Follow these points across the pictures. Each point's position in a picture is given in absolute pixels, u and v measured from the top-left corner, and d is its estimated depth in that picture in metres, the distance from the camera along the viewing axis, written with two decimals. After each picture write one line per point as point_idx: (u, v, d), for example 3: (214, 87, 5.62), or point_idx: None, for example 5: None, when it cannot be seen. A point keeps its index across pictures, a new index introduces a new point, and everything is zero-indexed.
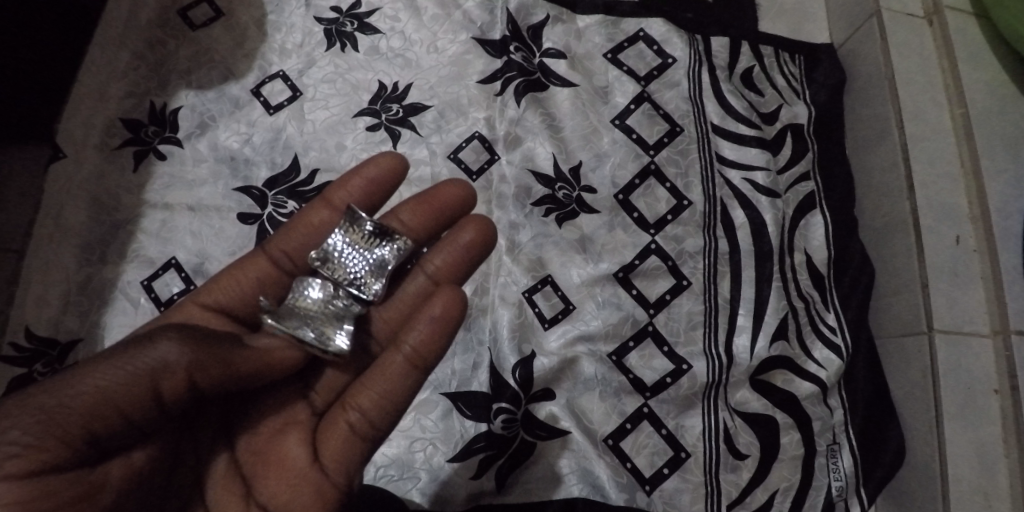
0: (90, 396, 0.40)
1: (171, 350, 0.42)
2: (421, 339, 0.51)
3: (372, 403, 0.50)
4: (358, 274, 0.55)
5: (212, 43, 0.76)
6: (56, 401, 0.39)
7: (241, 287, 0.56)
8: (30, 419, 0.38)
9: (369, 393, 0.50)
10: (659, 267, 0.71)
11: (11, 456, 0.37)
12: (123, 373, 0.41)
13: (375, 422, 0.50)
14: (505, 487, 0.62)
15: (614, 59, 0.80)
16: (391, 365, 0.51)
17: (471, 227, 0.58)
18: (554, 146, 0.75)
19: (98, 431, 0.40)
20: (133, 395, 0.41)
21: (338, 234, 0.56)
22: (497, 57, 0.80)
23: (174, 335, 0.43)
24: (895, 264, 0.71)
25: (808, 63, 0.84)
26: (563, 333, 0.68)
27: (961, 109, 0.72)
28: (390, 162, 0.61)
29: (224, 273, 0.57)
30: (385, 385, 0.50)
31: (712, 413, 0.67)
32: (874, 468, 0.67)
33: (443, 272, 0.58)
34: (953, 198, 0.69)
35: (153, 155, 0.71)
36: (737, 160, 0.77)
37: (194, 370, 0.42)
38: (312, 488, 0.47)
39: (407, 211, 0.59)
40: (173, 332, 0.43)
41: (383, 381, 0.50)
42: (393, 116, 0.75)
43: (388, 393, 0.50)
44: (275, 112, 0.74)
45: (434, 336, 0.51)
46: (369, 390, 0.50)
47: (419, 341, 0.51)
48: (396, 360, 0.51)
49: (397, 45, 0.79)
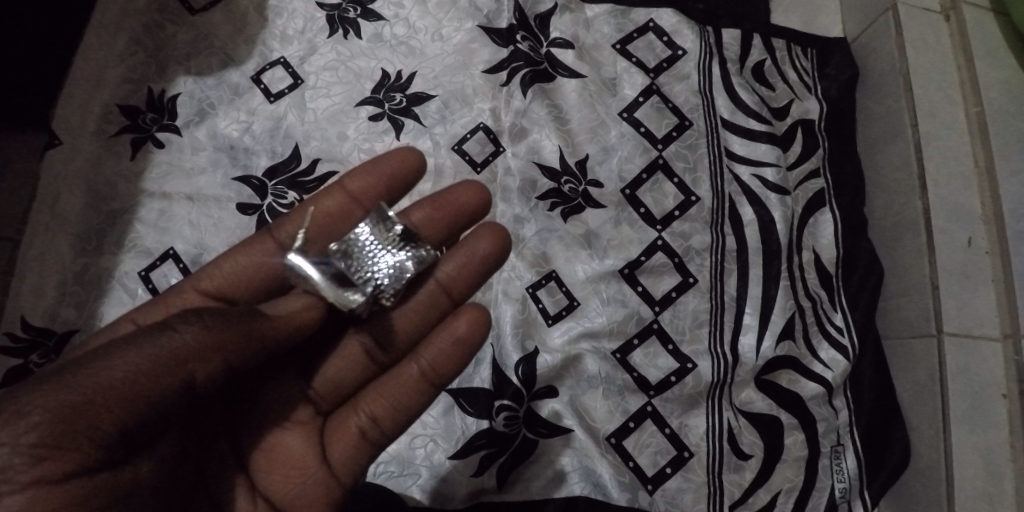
0: (115, 388, 0.37)
1: (196, 335, 0.41)
2: (438, 358, 0.52)
3: (384, 408, 0.51)
4: (378, 278, 0.49)
5: (212, 29, 0.74)
6: (77, 397, 0.37)
7: (242, 274, 0.55)
8: (51, 417, 0.36)
9: (380, 401, 0.51)
10: (665, 264, 0.70)
11: (35, 459, 0.35)
12: (146, 360, 0.39)
13: (386, 431, 0.51)
14: (507, 485, 0.61)
15: (623, 50, 0.78)
16: (405, 378, 0.52)
17: (487, 236, 0.57)
18: (560, 138, 0.74)
19: (125, 427, 0.38)
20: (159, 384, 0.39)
21: (367, 229, 0.50)
22: (504, 46, 0.78)
23: (196, 320, 0.41)
24: (905, 265, 0.70)
25: (820, 57, 0.82)
26: (567, 329, 0.68)
27: (976, 107, 0.71)
28: (405, 157, 0.59)
29: (225, 258, 0.55)
30: (398, 396, 0.52)
31: (716, 412, 0.66)
32: (878, 470, 0.66)
33: (455, 283, 0.56)
34: (966, 198, 0.68)
35: (151, 143, 0.69)
36: (746, 155, 0.75)
37: (222, 352, 0.41)
38: (318, 486, 0.49)
39: (419, 212, 0.58)
40: (195, 318, 0.41)
41: (396, 394, 0.52)
42: (396, 106, 0.74)
43: (402, 406, 0.52)
44: (276, 101, 0.73)
45: (456, 354, 0.53)
46: (381, 398, 0.51)
47: (435, 360, 0.52)
48: (411, 373, 0.52)
49: (401, 32, 0.77)
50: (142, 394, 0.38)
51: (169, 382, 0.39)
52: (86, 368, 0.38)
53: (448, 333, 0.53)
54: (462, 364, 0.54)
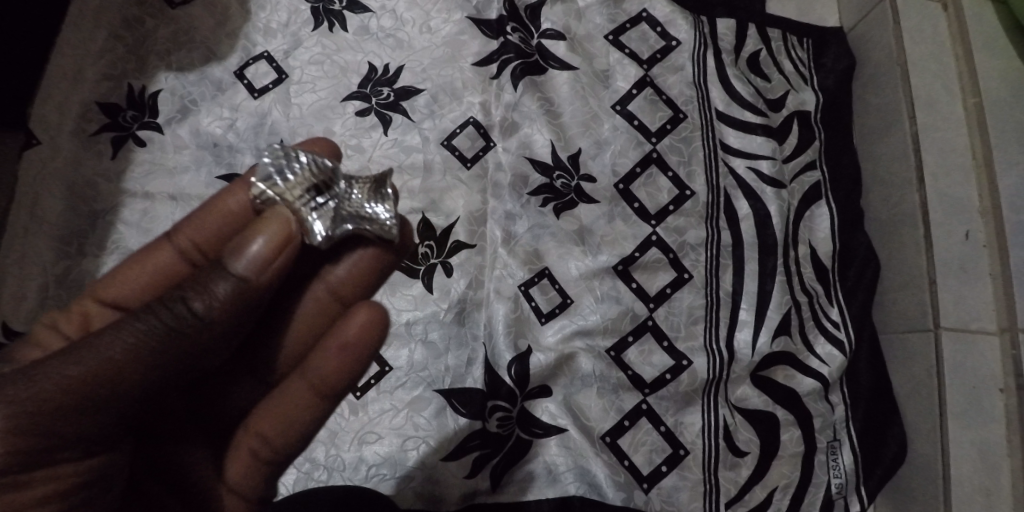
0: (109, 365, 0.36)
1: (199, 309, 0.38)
2: (326, 362, 0.48)
3: (283, 418, 0.49)
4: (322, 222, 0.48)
5: (193, 22, 0.72)
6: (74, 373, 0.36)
7: (143, 278, 0.53)
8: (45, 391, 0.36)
9: (278, 415, 0.49)
10: (660, 260, 0.69)
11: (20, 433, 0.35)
12: (123, 344, 0.37)
13: (277, 447, 0.49)
14: (500, 486, 0.61)
15: (616, 41, 0.77)
16: (297, 390, 0.49)
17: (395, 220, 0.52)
18: (552, 131, 0.72)
19: (109, 406, 0.37)
20: (128, 377, 0.37)
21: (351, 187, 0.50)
22: (493, 38, 0.76)
23: (196, 297, 0.38)
24: (902, 258, 0.69)
25: (816, 47, 0.81)
26: (560, 328, 0.67)
27: (975, 97, 0.68)
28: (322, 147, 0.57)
29: (133, 262, 0.54)
30: (294, 411, 0.49)
31: (712, 410, 0.65)
32: (874, 465, 0.66)
33: (346, 289, 0.53)
34: (964, 191, 0.66)
35: (132, 141, 0.68)
36: (742, 148, 0.74)
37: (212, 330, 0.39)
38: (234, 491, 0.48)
39: None
40: (194, 293, 0.38)
41: (285, 410, 0.49)
42: (384, 100, 0.72)
43: (290, 421, 0.49)
44: (260, 96, 0.71)
45: (355, 353, 0.49)
46: (275, 414, 0.49)
47: (324, 371, 0.49)
48: (300, 387, 0.49)
49: (388, 24, 0.75)
50: (110, 390, 0.37)
51: (150, 365, 0.37)
52: (52, 362, 0.36)
53: (339, 337, 0.49)
54: (360, 367, 0.49)
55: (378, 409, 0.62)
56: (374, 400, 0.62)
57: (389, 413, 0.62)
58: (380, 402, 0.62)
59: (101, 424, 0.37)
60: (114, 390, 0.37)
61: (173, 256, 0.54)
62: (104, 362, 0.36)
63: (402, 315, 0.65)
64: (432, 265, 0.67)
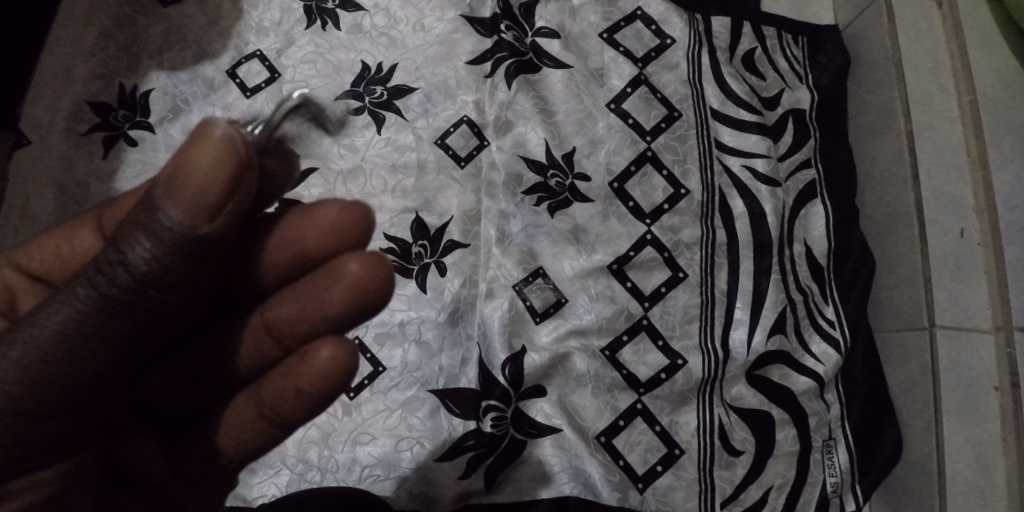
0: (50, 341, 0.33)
1: (146, 259, 0.33)
2: (280, 399, 0.43)
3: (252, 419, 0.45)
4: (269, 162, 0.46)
5: (184, 21, 0.72)
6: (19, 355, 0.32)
7: (70, 254, 0.47)
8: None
9: (238, 427, 0.45)
10: (654, 259, 0.69)
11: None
12: (61, 314, 0.33)
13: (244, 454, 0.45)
14: (495, 487, 0.61)
15: (611, 39, 0.76)
16: (248, 413, 0.45)
17: (356, 264, 0.44)
18: (546, 130, 0.72)
19: (56, 388, 0.33)
20: (72, 351, 0.33)
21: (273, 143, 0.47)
22: (488, 36, 0.76)
23: (144, 243, 0.33)
24: (896, 257, 0.69)
25: (811, 45, 0.81)
26: (554, 327, 0.66)
27: (969, 97, 0.68)
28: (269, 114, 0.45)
29: (59, 233, 0.47)
30: (254, 428, 0.44)
31: (707, 409, 0.65)
32: (869, 464, 0.66)
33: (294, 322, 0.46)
34: (959, 189, 0.66)
35: (123, 141, 0.67)
36: (737, 147, 0.74)
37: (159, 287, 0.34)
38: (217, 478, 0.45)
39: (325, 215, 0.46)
40: (139, 241, 0.33)
41: (240, 430, 0.45)
42: (377, 99, 0.72)
43: (252, 439, 0.45)
44: (252, 95, 0.71)
45: (316, 395, 0.43)
46: (232, 429, 0.45)
47: (275, 404, 0.44)
48: (250, 406, 0.45)
49: (381, 23, 0.75)
50: (55, 369, 0.33)
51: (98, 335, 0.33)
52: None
53: (296, 378, 0.43)
54: (323, 404, 0.44)
55: (371, 409, 0.62)
56: (368, 401, 0.62)
57: (383, 413, 0.62)
58: (374, 402, 0.62)
59: (56, 423, 0.34)
60: (61, 372, 0.33)
61: (94, 237, 0.47)
62: (46, 339, 0.33)
63: (396, 315, 0.65)
64: (426, 264, 0.67)
